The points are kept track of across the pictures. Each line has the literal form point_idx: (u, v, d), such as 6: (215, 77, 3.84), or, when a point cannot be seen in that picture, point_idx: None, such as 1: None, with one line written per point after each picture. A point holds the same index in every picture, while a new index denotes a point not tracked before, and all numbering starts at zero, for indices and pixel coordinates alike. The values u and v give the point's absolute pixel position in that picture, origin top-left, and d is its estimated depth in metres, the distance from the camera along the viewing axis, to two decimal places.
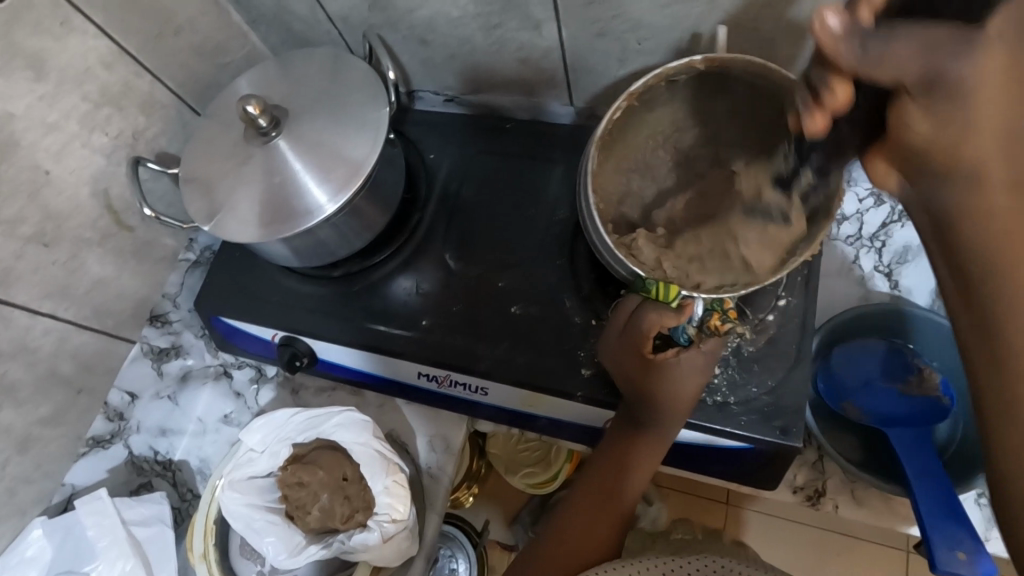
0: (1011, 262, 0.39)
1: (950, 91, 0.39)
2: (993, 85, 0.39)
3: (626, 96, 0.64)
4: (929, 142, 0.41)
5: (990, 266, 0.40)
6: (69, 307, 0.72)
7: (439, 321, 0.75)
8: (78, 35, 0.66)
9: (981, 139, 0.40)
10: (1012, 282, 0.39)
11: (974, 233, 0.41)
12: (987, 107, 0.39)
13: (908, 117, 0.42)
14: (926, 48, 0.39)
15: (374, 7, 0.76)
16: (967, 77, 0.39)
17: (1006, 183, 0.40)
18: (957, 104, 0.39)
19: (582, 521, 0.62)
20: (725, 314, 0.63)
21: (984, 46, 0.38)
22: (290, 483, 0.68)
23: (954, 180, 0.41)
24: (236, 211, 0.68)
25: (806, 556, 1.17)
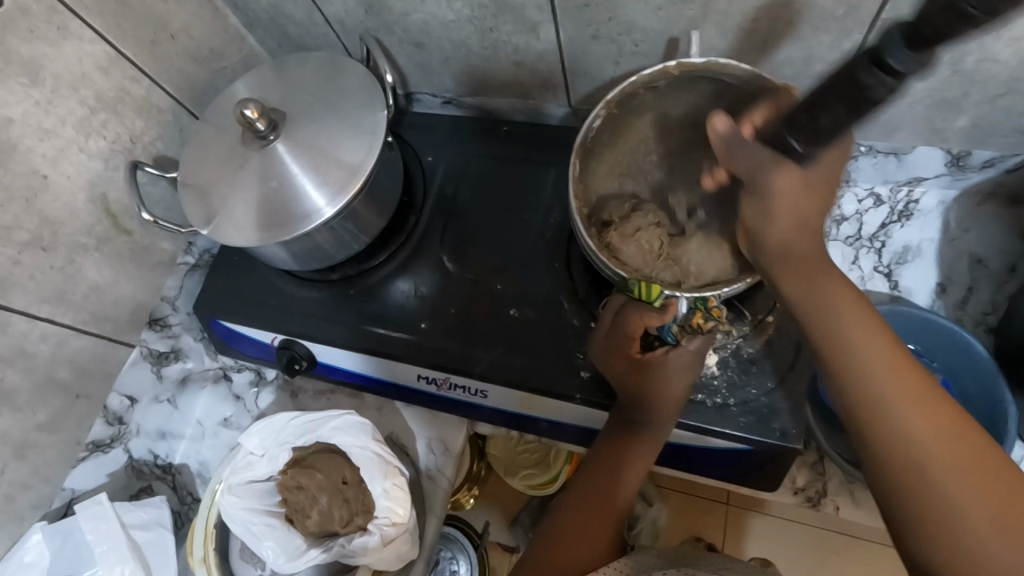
0: (836, 317, 0.48)
1: (756, 194, 0.52)
2: (794, 191, 0.51)
3: (604, 105, 0.65)
4: (780, 239, 0.51)
5: (816, 322, 0.49)
6: (66, 312, 0.72)
7: (437, 324, 0.75)
8: (73, 41, 0.66)
9: (786, 225, 0.51)
10: (835, 335, 0.48)
11: (802, 298, 0.50)
12: (788, 211, 0.51)
13: (749, 211, 0.53)
14: (758, 166, 0.52)
15: (369, 11, 0.76)
16: (779, 185, 0.51)
17: (809, 262, 0.51)
18: (769, 203, 0.51)
19: (574, 519, 0.62)
20: (709, 313, 0.59)
21: (787, 166, 0.50)
22: (289, 487, 0.67)
23: (780, 256, 0.52)
24: (233, 216, 0.68)
25: (807, 557, 1.17)
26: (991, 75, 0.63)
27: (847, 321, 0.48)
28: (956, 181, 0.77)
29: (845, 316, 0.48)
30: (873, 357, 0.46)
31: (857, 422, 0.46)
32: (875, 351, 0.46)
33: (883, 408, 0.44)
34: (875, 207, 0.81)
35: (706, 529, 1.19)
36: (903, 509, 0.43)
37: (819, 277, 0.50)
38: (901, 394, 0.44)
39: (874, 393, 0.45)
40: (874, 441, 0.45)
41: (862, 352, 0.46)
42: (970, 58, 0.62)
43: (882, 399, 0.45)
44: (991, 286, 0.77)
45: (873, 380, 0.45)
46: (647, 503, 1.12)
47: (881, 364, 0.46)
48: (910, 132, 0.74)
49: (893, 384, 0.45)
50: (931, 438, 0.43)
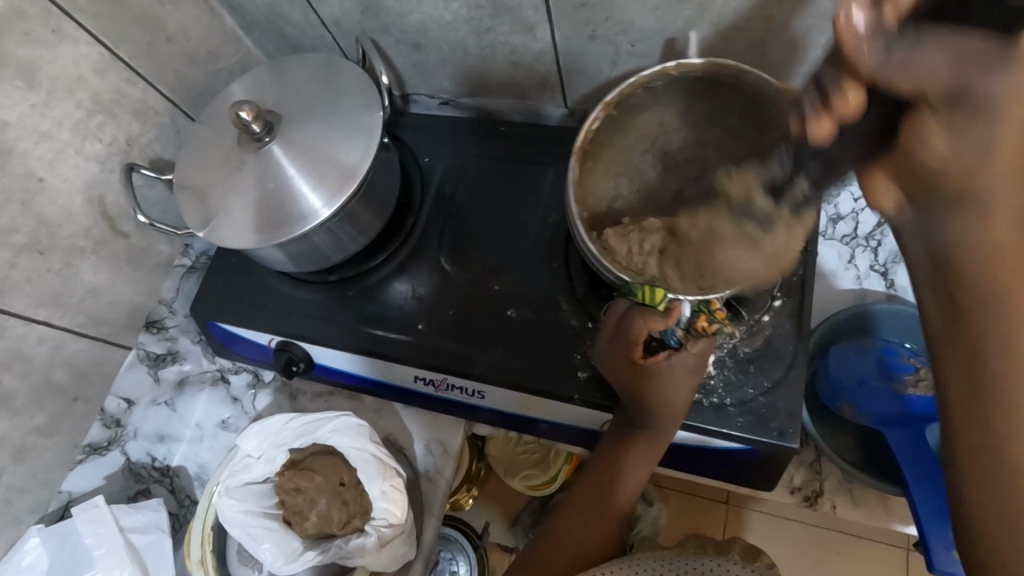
0: (996, 244, 0.39)
1: (982, 111, 0.36)
2: (1023, 98, 0.36)
3: (603, 107, 0.65)
4: (947, 163, 0.38)
5: (959, 260, 0.40)
6: (63, 315, 0.72)
7: (435, 325, 0.75)
8: (70, 43, 0.66)
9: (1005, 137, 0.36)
10: (986, 271, 0.39)
11: (962, 225, 0.40)
12: (1017, 129, 0.36)
13: (926, 133, 0.39)
14: (954, 59, 0.36)
15: (366, 12, 0.76)
16: (999, 92, 0.35)
17: (1000, 170, 0.38)
18: (981, 123, 0.36)
19: (578, 524, 0.62)
20: (712, 315, 0.60)
21: (1020, 60, 0.35)
22: (287, 489, 0.67)
23: (954, 176, 0.39)
24: (229, 218, 0.68)
25: (808, 557, 1.16)
26: None
27: (1008, 255, 0.39)
28: None
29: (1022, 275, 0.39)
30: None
31: (971, 377, 0.41)
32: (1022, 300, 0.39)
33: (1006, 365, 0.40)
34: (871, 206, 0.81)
35: (706, 529, 1.19)
36: (988, 485, 0.41)
37: (1014, 207, 0.39)
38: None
39: (1005, 347, 0.39)
40: (980, 401, 0.41)
41: (1016, 299, 0.39)
42: None
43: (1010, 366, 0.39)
44: None
45: (1012, 333, 0.39)
46: (647, 503, 1.11)
47: (1023, 310, 0.39)
48: None
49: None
50: None
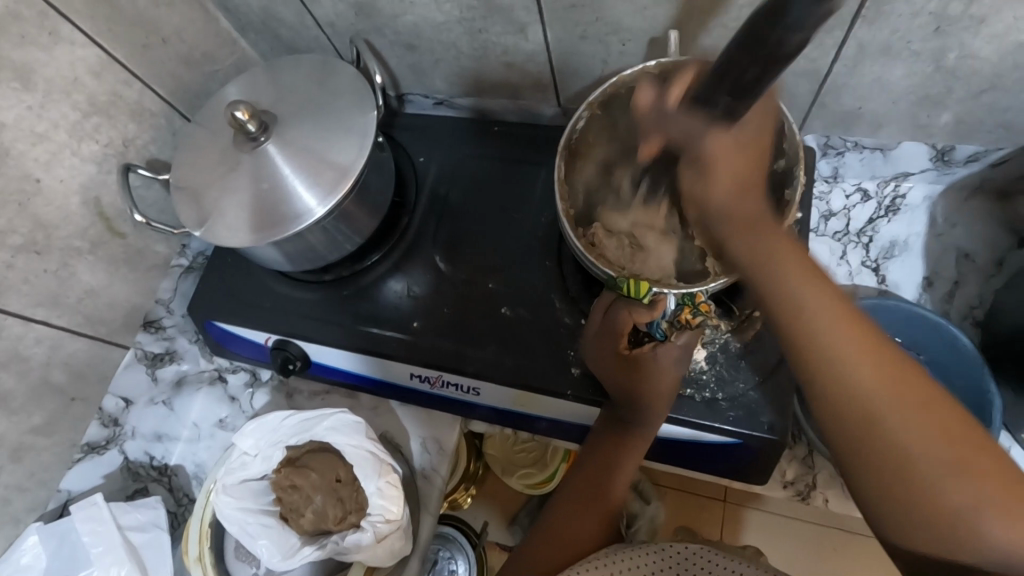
0: (780, 276, 0.46)
1: (700, 167, 0.48)
2: (731, 153, 0.47)
3: (587, 107, 0.66)
4: (723, 204, 0.48)
5: (767, 292, 0.46)
6: (60, 315, 0.73)
7: (429, 323, 0.75)
8: (66, 46, 0.66)
9: (723, 190, 0.47)
10: (779, 295, 0.46)
11: (748, 250, 0.47)
12: (731, 173, 0.47)
13: (692, 182, 0.49)
14: (687, 133, 0.49)
15: (360, 14, 0.76)
16: (712, 150, 0.48)
17: (754, 221, 0.48)
18: (707, 169, 0.48)
19: (568, 517, 0.63)
20: (697, 308, 0.60)
21: (718, 132, 0.47)
22: (284, 486, 0.68)
23: (727, 219, 0.48)
24: (224, 218, 0.68)
25: (806, 554, 1.17)
26: (973, 70, 0.64)
27: (793, 285, 0.45)
28: (942, 175, 0.78)
29: (789, 275, 0.45)
30: (825, 326, 0.44)
31: (824, 399, 0.44)
32: (833, 319, 0.44)
33: (839, 379, 0.43)
34: (863, 202, 0.82)
35: (704, 526, 1.19)
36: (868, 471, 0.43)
37: (761, 240, 0.47)
38: (861, 361, 0.43)
39: (832, 367, 0.43)
40: (840, 414, 0.44)
41: (809, 316, 0.44)
42: (952, 55, 0.63)
43: (839, 361, 0.43)
44: (978, 279, 0.78)
45: (827, 352, 0.44)
46: (644, 501, 1.12)
47: (834, 327, 0.44)
48: (896, 128, 0.75)
49: (858, 351, 0.43)
50: (895, 406, 0.42)
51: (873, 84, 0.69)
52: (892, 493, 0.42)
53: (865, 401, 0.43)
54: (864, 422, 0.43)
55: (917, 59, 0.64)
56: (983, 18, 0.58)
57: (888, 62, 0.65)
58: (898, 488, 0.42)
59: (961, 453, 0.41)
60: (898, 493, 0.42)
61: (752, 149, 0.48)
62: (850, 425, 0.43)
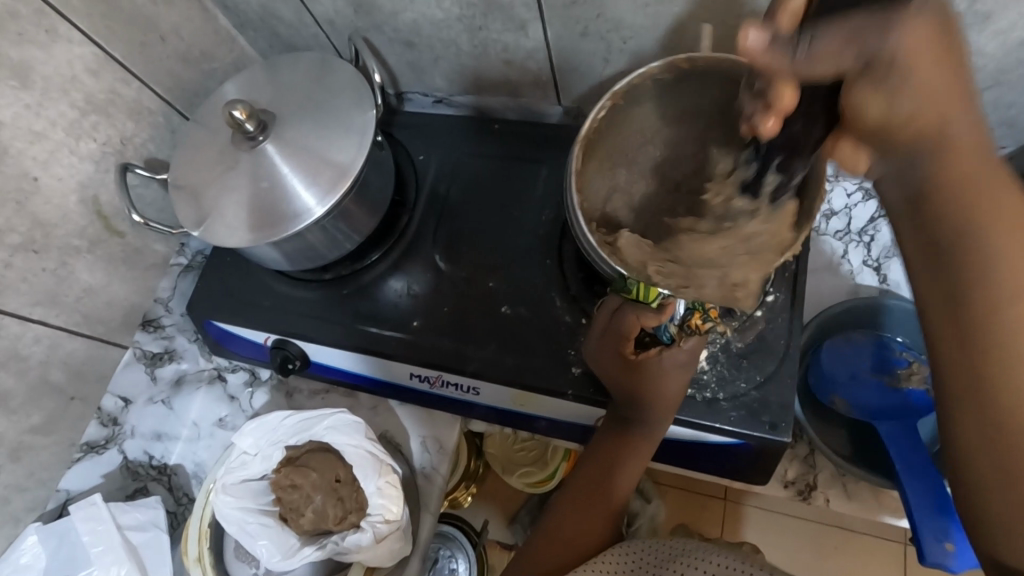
0: (980, 197, 0.38)
1: (876, 72, 0.37)
2: (925, 56, 0.36)
3: (611, 96, 0.63)
4: (886, 120, 0.39)
5: (946, 218, 0.39)
6: (59, 314, 0.72)
7: (429, 322, 0.75)
8: (63, 44, 0.66)
9: (909, 103, 0.37)
10: (959, 220, 0.39)
11: (931, 168, 0.39)
12: (919, 100, 0.37)
13: (863, 101, 0.39)
14: (854, 35, 0.36)
15: (359, 11, 0.76)
16: (901, 50, 0.36)
17: (964, 151, 0.38)
18: (894, 81, 0.37)
19: (568, 519, 0.63)
20: (706, 314, 0.61)
21: (913, 21, 0.35)
22: (283, 485, 0.67)
23: (933, 145, 0.39)
24: (223, 217, 0.68)
25: (806, 553, 1.17)
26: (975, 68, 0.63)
27: (979, 212, 0.38)
28: None
29: (977, 212, 0.38)
30: (1010, 267, 0.38)
31: (952, 332, 0.40)
32: (1019, 253, 0.37)
33: (990, 314, 0.38)
34: (864, 202, 0.81)
35: (705, 525, 1.19)
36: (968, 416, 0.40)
37: (964, 158, 0.38)
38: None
39: (991, 301, 0.38)
40: (970, 353, 0.39)
41: (984, 244, 0.38)
42: None
43: (1000, 297, 0.38)
44: None
45: (988, 290, 0.38)
46: (644, 500, 1.12)
47: (1013, 264, 0.38)
48: None
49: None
50: None
51: None
52: (989, 435, 0.39)
53: (1014, 343, 0.38)
54: (992, 365, 0.38)
55: None
56: (988, 15, 0.57)
57: None
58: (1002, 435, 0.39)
59: None
60: (994, 436, 0.39)
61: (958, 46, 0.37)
62: (975, 366, 0.39)
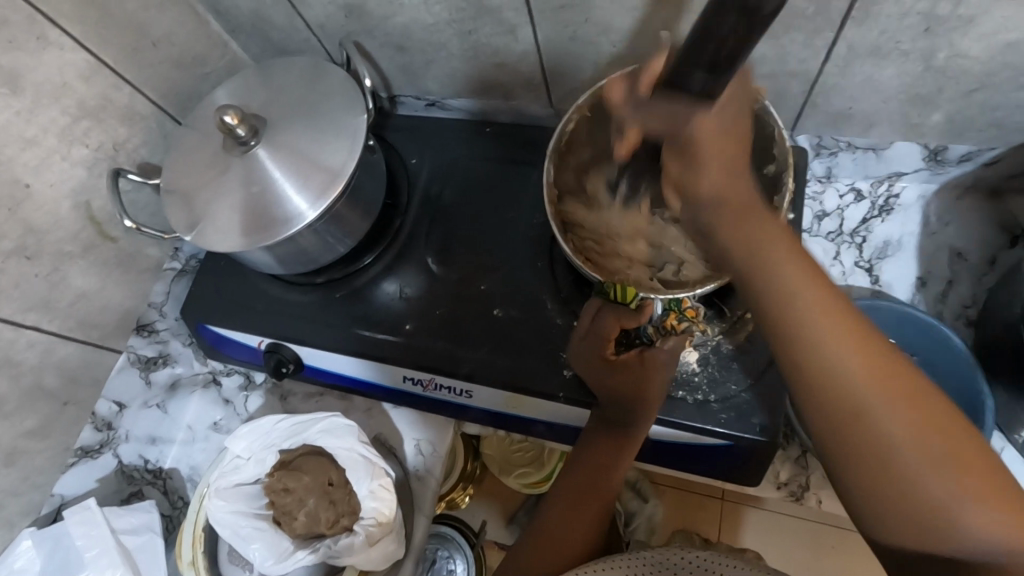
0: (771, 270, 0.44)
1: (683, 151, 0.45)
2: (714, 138, 0.44)
3: (576, 110, 0.64)
4: (688, 182, 0.45)
5: (753, 273, 0.44)
6: (52, 320, 0.73)
7: (422, 325, 0.75)
8: (54, 50, 0.66)
9: (712, 178, 0.44)
10: (776, 297, 0.44)
11: (728, 245, 0.45)
12: (716, 160, 0.44)
13: (669, 163, 0.46)
14: (670, 120, 0.45)
15: (349, 15, 0.76)
16: (696, 137, 0.44)
17: (750, 216, 0.44)
18: (697, 155, 0.44)
19: (562, 521, 0.63)
20: (682, 315, 0.64)
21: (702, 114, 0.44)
22: (276, 489, 0.68)
23: (720, 210, 0.44)
24: (215, 222, 0.68)
25: (801, 551, 1.17)
26: (963, 70, 0.64)
27: (790, 281, 0.43)
28: (936, 175, 0.78)
29: (780, 271, 0.44)
30: (814, 321, 0.43)
31: (812, 396, 0.44)
32: (823, 314, 0.43)
33: (831, 373, 0.43)
34: (856, 202, 0.82)
35: (702, 524, 1.19)
36: (837, 456, 0.44)
37: (756, 229, 0.44)
38: (846, 355, 0.42)
39: (822, 363, 0.43)
40: (823, 410, 0.44)
41: (795, 310, 0.43)
42: (941, 54, 0.62)
43: (818, 346, 0.43)
44: (971, 279, 0.78)
45: (824, 353, 0.43)
46: (642, 500, 1.12)
47: (820, 323, 0.43)
48: (887, 127, 0.74)
49: (842, 346, 0.43)
50: (875, 392, 0.42)
51: (863, 85, 0.69)
52: (873, 482, 0.43)
53: (842, 382, 0.43)
54: (846, 407, 0.43)
55: (906, 59, 0.64)
56: (973, 18, 0.58)
57: (877, 62, 0.65)
58: (877, 468, 0.42)
59: (935, 436, 0.41)
60: (870, 469, 0.43)
61: (733, 125, 0.45)
62: (830, 412, 0.43)
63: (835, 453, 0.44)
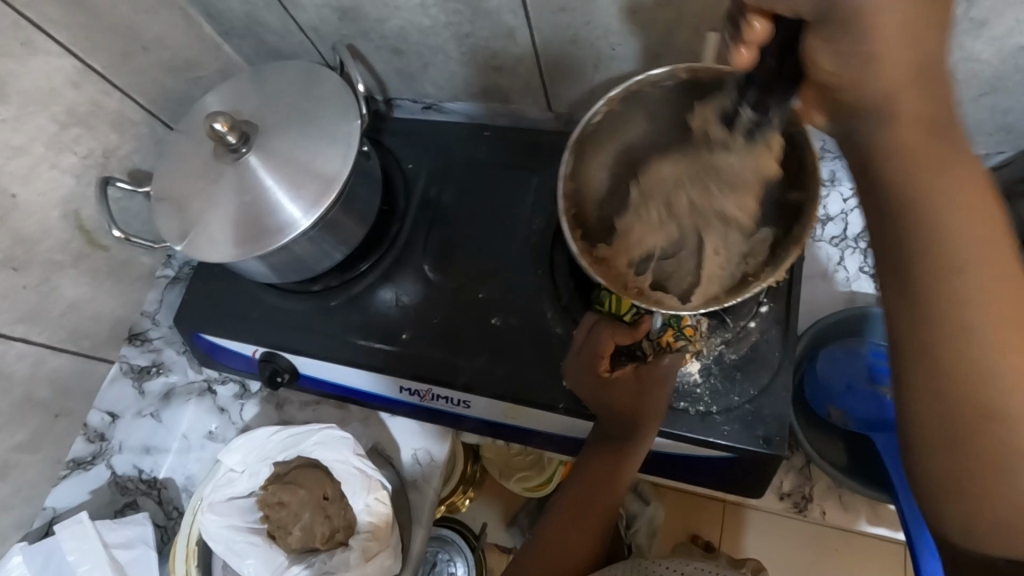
0: (934, 204, 0.36)
1: (845, 37, 0.35)
2: (900, 17, 0.34)
3: (604, 102, 0.62)
4: (840, 77, 0.37)
5: (907, 187, 0.36)
6: (42, 331, 0.71)
7: (419, 334, 0.74)
8: (41, 56, 0.64)
9: (882, 70, 0.35)
10: (929, 237, 0.36)
11: (894, 172, 0.36)
12: (897, 42, 0.34)
13: (818, 56, 0.38)
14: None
15: (344, 18, 0.74)
16: (870, 5, 0.34)
17: (932, 127, 0.36)
18: (857, 39, 0.35)
19: (558, 535, 0.62)
20: (680, 332, 0.65)
21: None
22: (270, 503, 0.66)
23: (882, 122, 0.36)
24: (207, 231, 0.67)
25: (806, 554, 1.12)
26: (973, 74, 0.62)
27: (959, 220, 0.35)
28: None
29: (951, 190, 0.36)
30: (964, 255, 0.35)
31: (928, 355, 0.37)
32: (983, 260, 0.36)
33: (964, 327, 0.36)
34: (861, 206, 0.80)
35: (703, 527, 1.16)
36: (925, 417, 0.39)
37: (923, 149, 0.36)
38: (989, 309, 0.36)
39: (959, 317, 0.36)
40: (932, 369, 0.37)
41: (946, 252, 0.36)
42: (952, 57, 0.61)
43: (960, 285, 0.36)
44: None
45: (964, 308, 0.36)
46: (642, 502, 1.10)
47: (974, 272, 0.36)
48: None
49: (993, 299, 0.36)
50: (1001, 343, 0.36)
51: None
52: (961, 452, 0.38)
53: (965, 330, 0.36)
54: (959, 358, 0.36)
55: None
56: (984, 21, 0.56)
57: None
58: (971, 435, 0.37)
59: None
60: (962, 431, 0.38)
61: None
62: (938, 363, 0.37)
63: (924, 417, 0.39)
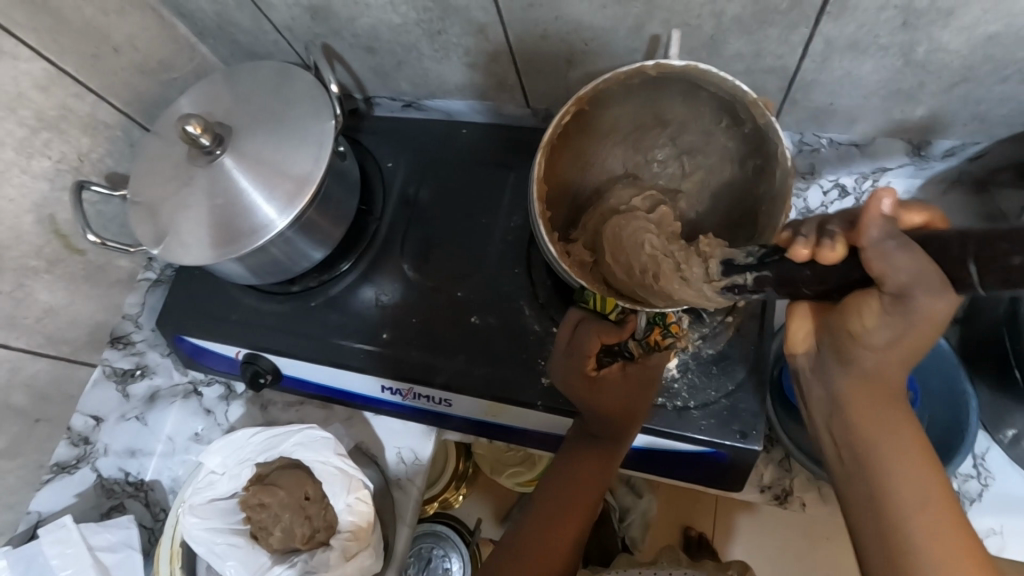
0: (884, 447, 0.47)
1: (889, 311, 0.42)
2: (924, 328, 0.42)
3: (575, 102, 0.59)
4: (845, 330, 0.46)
5: (868, 442, 0.48)
6: (19, 336, 0.72)
7: (398, 334, 0.74)
8: (8, 60, 0.64)
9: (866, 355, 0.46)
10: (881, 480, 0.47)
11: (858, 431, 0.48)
12: (897, 338, 0.43)
13: (852, 308, 0.44)
14: (912, 278, 0.39)
15: (315, 18, 0.74)
16: (920, 306, 0.40)
17: (882, 392, 0.47)
18: (898, 318, 0.42)
19: (539, 538, 0.61)
20: (666, 329, 0.63)
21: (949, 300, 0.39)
22: (251, 505, 0.67)
23: (851, 376, 0.48)
24: (180, 235, 0.67)
25: (794, 540, 1.12)
26: (940, 64, 0.62)
27: (904, 475, 0.46)
28: (920, 170, 0.77)
29: (900, 454, 0.47)
30: (911, 505, 0.46)
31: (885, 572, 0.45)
32: (928, 506, 0.46)
33: (912, 551, 0.45)
34: (840, 198, 0.80)
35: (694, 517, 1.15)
36: None
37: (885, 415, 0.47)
38: (935, 559, 0.44)
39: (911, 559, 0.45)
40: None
41: (889, 487, 0.47)
42: (921, 48, 0.60)
43: (910, 526, 0.45)
44: None
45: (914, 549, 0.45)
46: (635, 495, 1.10)
47: (916, 506, 0.46)
48: (868, 121, 0.73)
49: (933, 516, 0.45)
50: None
51: (841, 79, 0.67)
52: None
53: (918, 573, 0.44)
54: None
55: (885, 54, 0.62)
56: (951, 10, 0.56)
57: (856, 57, 0.63)
58: None
59: None
60: None
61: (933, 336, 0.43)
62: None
63: None
